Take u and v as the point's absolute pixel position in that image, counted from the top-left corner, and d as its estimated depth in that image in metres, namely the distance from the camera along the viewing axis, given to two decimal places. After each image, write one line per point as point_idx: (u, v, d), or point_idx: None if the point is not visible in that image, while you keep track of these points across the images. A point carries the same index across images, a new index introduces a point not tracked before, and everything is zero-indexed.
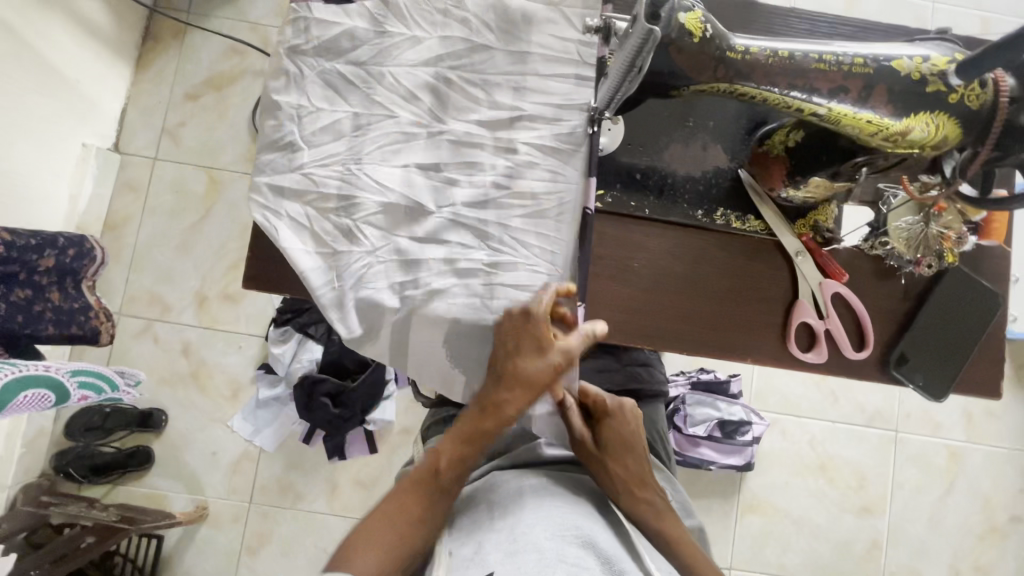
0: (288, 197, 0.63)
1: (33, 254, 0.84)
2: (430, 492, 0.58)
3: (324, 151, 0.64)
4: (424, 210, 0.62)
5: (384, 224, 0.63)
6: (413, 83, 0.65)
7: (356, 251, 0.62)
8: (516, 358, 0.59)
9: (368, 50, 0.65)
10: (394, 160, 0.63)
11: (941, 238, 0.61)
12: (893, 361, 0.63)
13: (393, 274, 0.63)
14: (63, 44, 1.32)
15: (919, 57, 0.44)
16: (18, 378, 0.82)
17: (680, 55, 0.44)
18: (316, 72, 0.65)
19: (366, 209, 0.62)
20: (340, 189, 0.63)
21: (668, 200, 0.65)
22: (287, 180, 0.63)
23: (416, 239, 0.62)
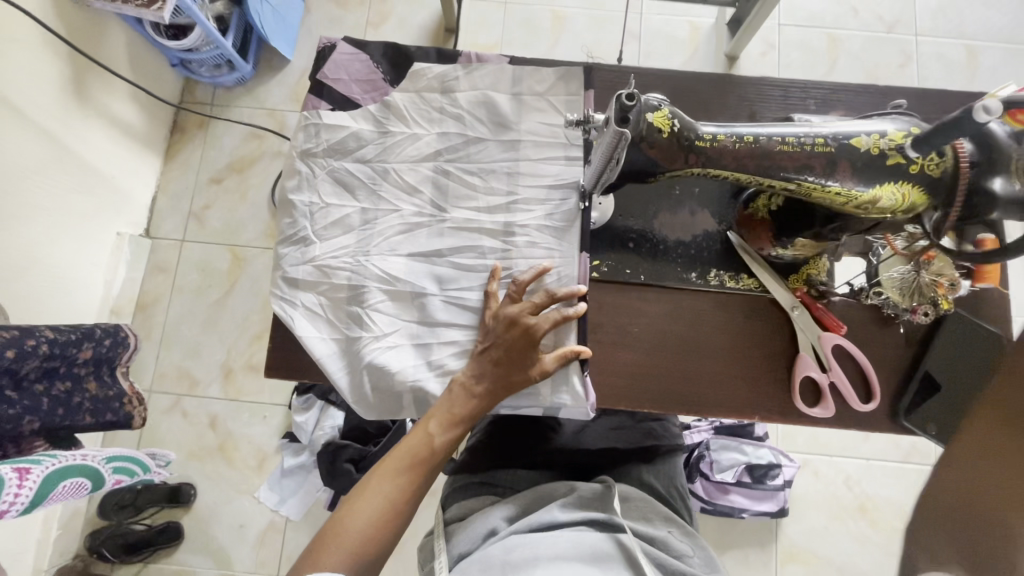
0: (305, 287, 0.69)
1: (73, 348, 0.90)
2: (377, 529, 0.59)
3: (335, 244, 0.70)
4: (429, 293, 0.69)
5: (394, 310, 0.68)
6: (415, 178, 0.72)
7: (370, 336, 0.67)
8: (462, 404, 0.63)
9: (373, 148, 0.72)
10: (398, 251, 0.70)
11: (935, 286, 0.62)
12: (903, 410, 0.63)
13: (408, 357, 0.67)
14: (100, 145, 1.44)
15: (875, 134, 0.47)
16: (59, 469, 0.86)
17: (652, 149, 0.47)
18: (326, 171, 0.72)
19: (375, 297, 0.68)
20: (349, 279, 0.69)
21: (661, 264, 0.68)
22: (302, 271, 0.69)
23: (427, 322, 0.68)
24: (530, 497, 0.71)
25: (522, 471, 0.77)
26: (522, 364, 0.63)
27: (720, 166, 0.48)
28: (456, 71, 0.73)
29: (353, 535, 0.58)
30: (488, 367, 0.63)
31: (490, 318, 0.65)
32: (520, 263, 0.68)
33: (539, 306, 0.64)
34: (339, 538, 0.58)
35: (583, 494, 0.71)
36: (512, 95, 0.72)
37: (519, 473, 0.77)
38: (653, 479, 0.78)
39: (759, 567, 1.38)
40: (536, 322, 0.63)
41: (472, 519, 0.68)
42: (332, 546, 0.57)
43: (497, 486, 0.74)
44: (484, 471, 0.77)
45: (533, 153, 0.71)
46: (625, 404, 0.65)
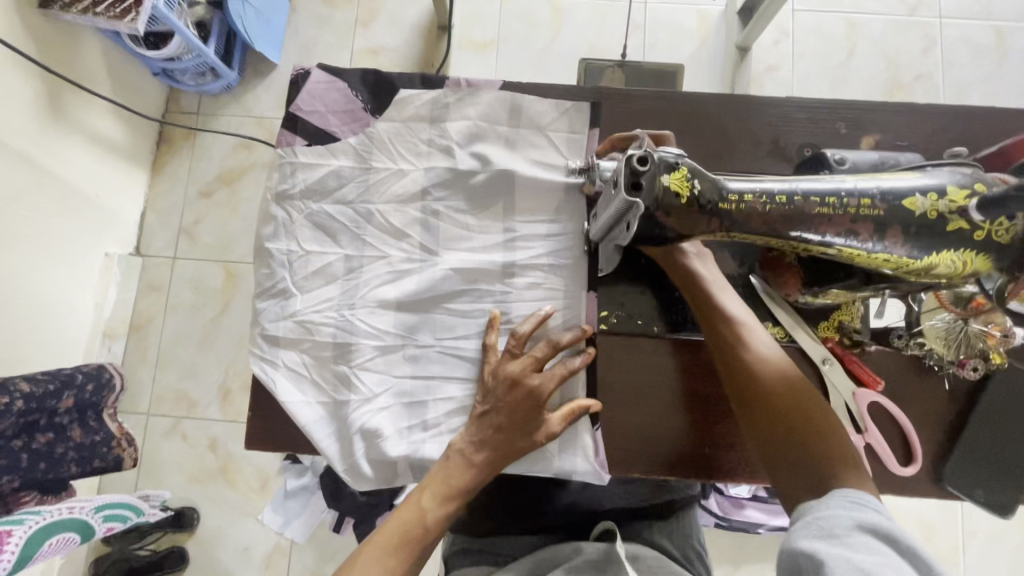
0: (286, 348, 0.63)
1: (52, 400, 0.85)
2: None
3: (318, 297, 0.64)
4: (421, 345, 0.63)
5: (383, 367, 0.63)
6: (402, 220, 0.65)
7: (359, 399, 0.62)
8: (459, 473, 0.57)
9: (354, 188, 0.65)
10: (385, 304, 0.63)
11: (985, 336, 0.55)
12: (947, 474, 0.57)
13: (401, 416, 0.62)
14: (82, 164, 1.38)
15: (933, 194, 0.40)
16: (43, 527, 0.82)
17: (669, 217, 0.41)
18: (305, 215, 0.65)
19: (362, 355, 0.63)
20: (334, 336, 0.63)
21: (676, 312, 0.62)
22: (281, 328, 0.63)
23: (421, 378, 0.62)
24: (535, 561, 0.67)
25: (524, 536, 0.74)
26: (526, 429, 0.57)
27: (748, 231, 0.42)
28: (447, 96, 0.66)
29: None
30: (488, 433, 0.57)
31: (488, 376, 0.60)
32: (521, 313, 0.63)
33: (542, 361, 0.58)
34: None
35: (589, 557, 0.66)
36: (508, 125, 0.65)
37: (521, 538, 0.73)
38: (666, 540, 0.74)
39: None
40: (539, 382, 0.57)
41: None
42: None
43: (498, 555, 0.72)
44: (484, 537, 0.74)
45: (531, 189, 0.64)
46: (640, 467, 0.60)
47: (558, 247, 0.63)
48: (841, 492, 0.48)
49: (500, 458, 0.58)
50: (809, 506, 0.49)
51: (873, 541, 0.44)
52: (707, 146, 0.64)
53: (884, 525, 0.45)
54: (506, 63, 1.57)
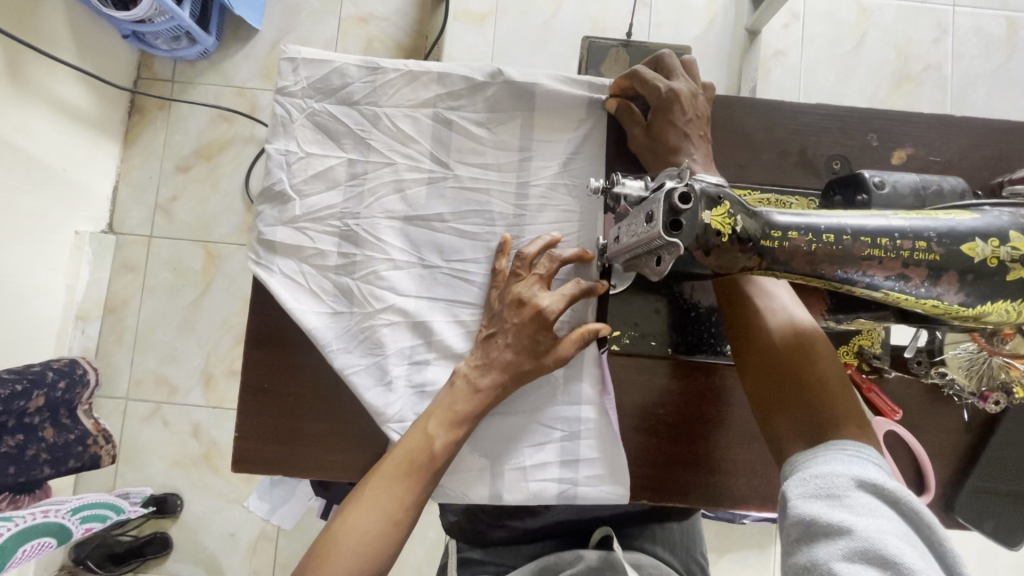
0: (299, 351, 0.56)
1: (21, 401, 0.80)
2: (382, 535, 0.49)
3: (318, 203, 0.57)
4: (428, 266, 0.57)
5: (388, 282, 0.57)
6: (412, 127, 0.58)
7: (362, 313, 0.56)
8: (464, 396, 0.52)
9: (361, 87, 0.58)
10: (388, 278, 0.56)
11: (1008, 368, 0.53)
12: (958, 506, 0.56)
13: (405, 310, 0.56)
14: (45, 136, 1.27)
15: (995, 239, 0.37)
16: (16, 534, 0.77)
17: (706, 257, 0.37)
18: (305, 114, 0.57)
19: (370, 267, 0.57)
20: (339, 246, 0.57)
21: (693, 333, 0.58)
22: (281, 233, 0.56)
23: (426, 297, 0.57)
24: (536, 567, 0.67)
25: (522, 545, 0.72)
26: (537, 351, 0.53)
27: (789, 271, 0.38)
28: None
29: (344, 557, 0.48)
30: (496, 355, 0.53)
31: (495, 295, 0.55)
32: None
33: (548, 278, 0.54)
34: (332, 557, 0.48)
35: (590, 563, 0.65)
36: None
37: (519, 548, 0.72)
38: (666, 551, 0.73)
39: (758, 569, 1.42)
40: (548, 301, 0.53)
41: None
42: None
43: (499, 564, 0.70)
44: (484, 546, 0.72)
45: (547, 116, 0.59)
46: (651, 495, 0.58)
47: (570, 167, 0.59)
48: (838, 445, 0.42)
49: (509, 378, 0.53)
50: (804, 458, 0.44)
51: (874, 501, 0.40)
52: (736, 145, 0.60)
53: (885, 482, 0.40)
54: (505, 37, 1.48)
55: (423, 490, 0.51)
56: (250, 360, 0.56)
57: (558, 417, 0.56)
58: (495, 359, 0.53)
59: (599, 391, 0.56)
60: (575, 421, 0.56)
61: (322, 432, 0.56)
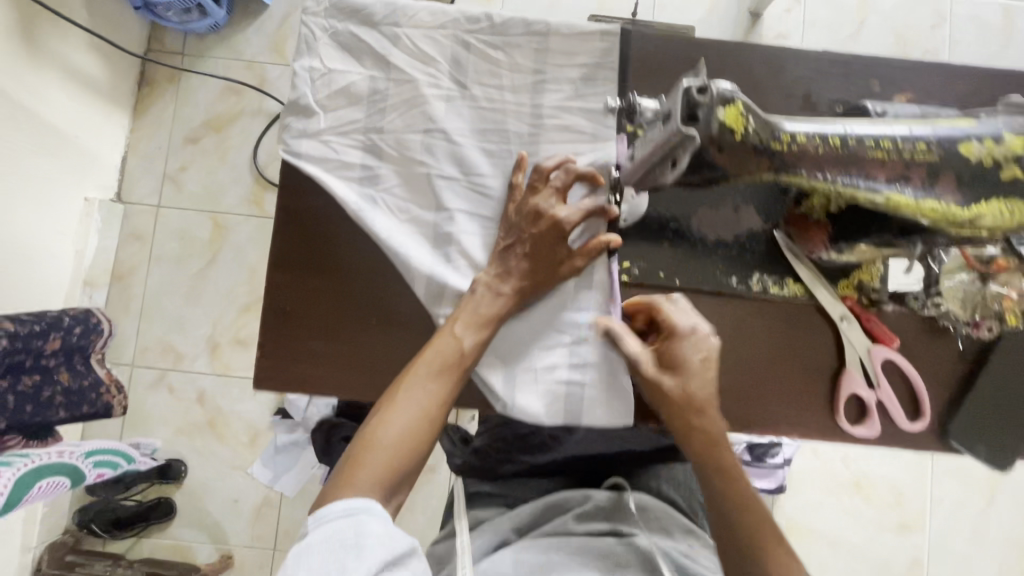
0: (320, 276, 0.59)
1: (38, 340, 0.82)
2: (419, 432, 0.51)
3: (341, 118, 0.59)
4: (445, 178, 0.59)
5: (406, 195, 0.59)
6: (432, 47, 0.60)
7: (382, 219, 0.58)
8: (486, 303, 0.55)
9: (382, 7, 0.60)
10: (406, 193, 0.59)
11: (1001, 298, 0.57)
12: (953, 430, 0.58)
13: (428, 219, 0.59)
14: (58, 103, 1.27)
15: (990, 140, 0.39)
16: (33, 470, 0.79)
17: (721, 154, 0.39)
18: (328, 33, 0.60)
19: (390, 180, 0.59)
20: (363, 159, 0.59)
21: (698, 267, 0.61)
22: (305, 146, 0.59)
23: (441, 208, 0.59)
24: (546, 501, 0.71)
25: (530, 480, 0.74)
26: (553, 260, 0.56)
27: (797, 174, 0.40)
28: None
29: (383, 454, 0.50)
30: (515, 265, 0.56)
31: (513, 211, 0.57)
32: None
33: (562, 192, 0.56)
34: (371, 451, 0.49)
35: (599, 502, 0.69)
36: None
37: (529, 481, 0.74)
38: (673, 491, 0.76)
39: None
40: (564, 213, 0.55)
41: (480, 532, 0.68)
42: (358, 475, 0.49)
43: (507, 497, 0.73)
44: (495, 481, 0.74)
45: (561, 51, 0.61)
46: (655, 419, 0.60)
47: (584, 92, 0.61)
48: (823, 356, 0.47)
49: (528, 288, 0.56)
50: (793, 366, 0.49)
51: None
52: (742, 82, 0.63)
53: None
54: None
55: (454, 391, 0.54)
56: (272, 282, 0.58)
57: (570, 323, 0.58)
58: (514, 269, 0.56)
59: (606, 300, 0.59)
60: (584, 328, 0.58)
61: (343, 353, 0.59)
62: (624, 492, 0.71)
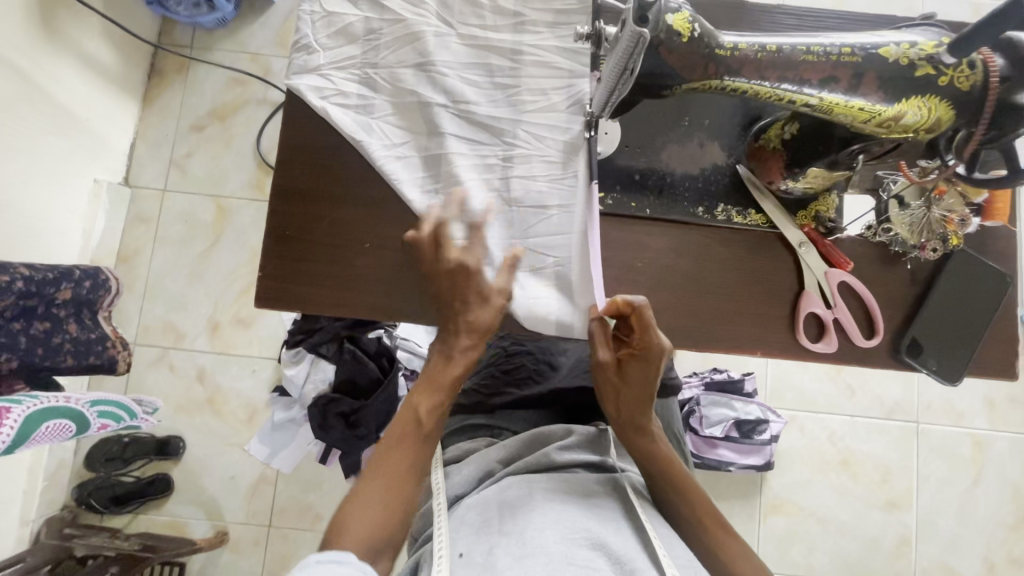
0: (318, 201, 0.64)
1: (50, 288, 0.86)
2: (395, 501, 0.52)
3: (339, 54, 0.65)
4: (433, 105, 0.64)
5: (397, 123, 0.64)
6: None
7: (377, 143, 0.64)
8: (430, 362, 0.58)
9: None
10: (398, 120, 0.64)
11: (945, 222, 0.61)
12: (904, 348, 0.63)
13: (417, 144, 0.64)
14: (72, 85, 1.34)
15: (906, 44, 0.45)
16: (41, 410, 0.82)
17: (670, 56, 0.45)
18: None
19: (382, 109, 0.64)
20: (359, 90, 0.65)
21: (669, 198, 0.65)
22: (307, 79, 0.64)
23: (431, 133, 0.64)
24: (524, 440, 0.72)
25: (517, 411, 0.79)
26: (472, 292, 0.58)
27: (741, 78, 0.46)
28: None
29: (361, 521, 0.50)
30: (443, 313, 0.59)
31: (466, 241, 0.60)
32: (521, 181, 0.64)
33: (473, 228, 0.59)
34: (349, 520, 0.50)
35: (581, 436, 0.73)
36: None
37: (515, 413, 0.79)
38: None
39: (744, 517, 1.48)
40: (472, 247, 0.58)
41: (466, 463, 0.70)
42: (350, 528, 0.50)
43: (497, 428, 0.77)
44: (485, 413, 0.79)
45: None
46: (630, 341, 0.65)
47: (561, 33, 0.65)
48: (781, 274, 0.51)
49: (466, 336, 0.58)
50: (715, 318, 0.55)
51: None
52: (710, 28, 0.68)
53: None
54: None
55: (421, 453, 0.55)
56: (275, 207, 0.63)
57: (548, 243, 0.63)
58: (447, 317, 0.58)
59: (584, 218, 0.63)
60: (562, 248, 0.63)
61: (339, 271, 0.63)
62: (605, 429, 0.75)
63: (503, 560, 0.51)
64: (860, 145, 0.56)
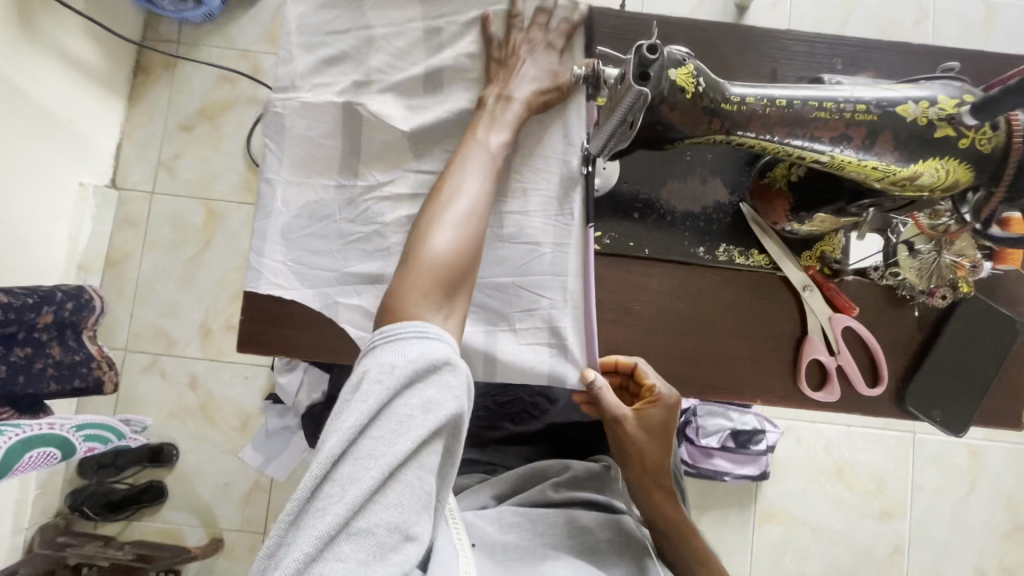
0: (305, 240, 0.61)
1: (31, 313, 0.84)
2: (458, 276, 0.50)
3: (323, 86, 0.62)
4: (433, 141, 0.62)
5: (387, 158, 0.62)
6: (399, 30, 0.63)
7: (364, 186, 0.62)
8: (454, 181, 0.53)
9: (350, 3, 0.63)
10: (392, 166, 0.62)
11: (955, 268, 0.59)
12: (908, 396, 0.61)
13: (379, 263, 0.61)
14: (54, 87, 1.29)
15: (925, 101, 0.42)
16: (23, 439, 0.80)
17: (672, 113, 0.42)
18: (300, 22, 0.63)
19: (371, 143, 0.62)
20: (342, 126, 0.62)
21: (669, 237, 0.63)
22: (289, 119, 0.62)
23: (424, 171, 0.62)
24: (520, 475, 0.72)
25: (512, 446, 0.78)
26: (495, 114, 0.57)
27: (747, 133, 0.44)
28: None
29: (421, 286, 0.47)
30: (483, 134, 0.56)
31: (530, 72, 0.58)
32: (514, 217, 0.61)
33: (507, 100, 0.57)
34: (416, 276, 0.48)
35: (577, 473, 0.71)
36: None
37: (508, 448, 0.78)
38: None
39: (738, 525, 1.48)
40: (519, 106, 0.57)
41: (462, 496, 0.69)
42: (407, 303, 0.46)
43: (491, 463, 0.76)
44: (479, 447, 0.77)
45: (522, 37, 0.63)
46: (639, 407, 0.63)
47: None
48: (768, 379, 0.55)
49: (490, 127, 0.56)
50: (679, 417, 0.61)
51: None
52: (717, 55, 0.64)
53: None
54: None
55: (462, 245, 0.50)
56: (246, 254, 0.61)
57: (543, 287, 0.61)
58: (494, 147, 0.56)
59: (581, 263, 0.61)
60: (559, 292, 0.61)
61: (316, 317, 0.62)
62: (607, 467, 0.74)
63: None
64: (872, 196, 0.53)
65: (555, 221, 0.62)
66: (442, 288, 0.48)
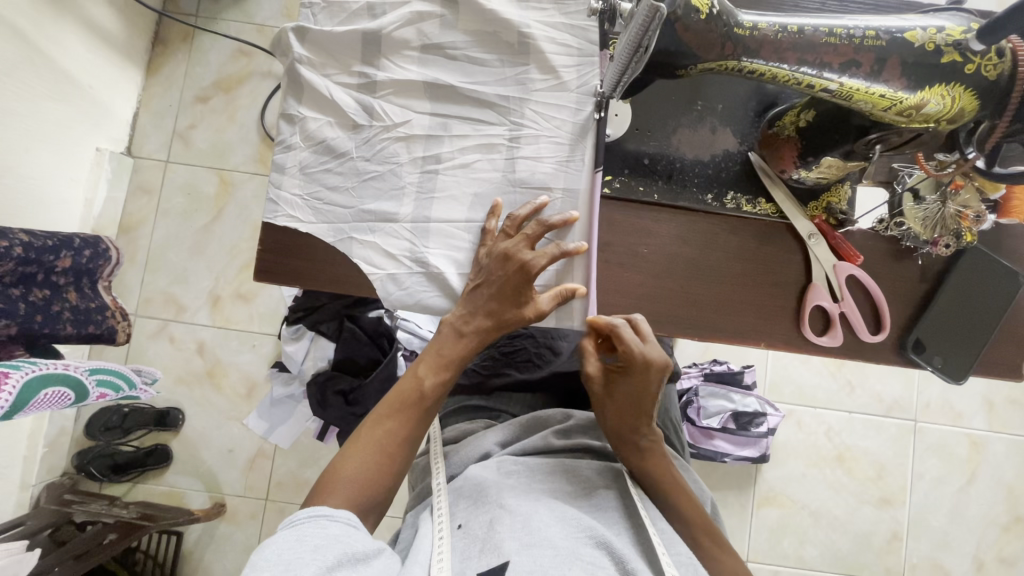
0: (322, 177, 0.63)
1: (50, 254, 0.85)
2: (418, 413, 0.59)
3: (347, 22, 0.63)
4: (445, 84, 0.63)
5: (404, 100, 0.64)
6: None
7: (380, 127, 0.63)
8: (438, 343, 0.60)
9: None
10: (410, 107, 0.64)
11: (959, 218, 0.60)
12: (910, 346, 0.62)
13: (394, 203, 0.63)
14: (77, 52, 1.31)
15: (932, 28, 0.45)
16: (40, 375, 0.82)
17: (686, 33, 0.44)
18: None
19: (387, 86, 0.63)
20: (360, 67, 0.64)
21: (678, 185, 0.64)
22: (309, 54, 0.63)
23: (439, 116, 0.64)
24: (522, 424, 0.72)
25: (515, 394, 0.80)
26: (516, 297, 0.59)
27: (758, 59, 0.46)
28: None
29: (350, 485, 0.55)
30: (479, 303, 0.60)
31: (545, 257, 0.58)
32: (526, 162, 0.63)
33: (534, 239, 0.59)
34: (342, 481, 0.55)
35: (579, 422, 0.73)
36: None
37: (511, 395, 0.80)
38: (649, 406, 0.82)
39: (737, 507, 1.49)
40: (531, 258, 0.58)
41: (466, 445, 0.70)
42: (331, 493, 0.55)
43: (493, 409, 0.78)
44: (483, 395, 0.79)
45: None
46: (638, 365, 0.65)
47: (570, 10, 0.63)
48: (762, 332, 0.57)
49: (492, 283, 0.59)
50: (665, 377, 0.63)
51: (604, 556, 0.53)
52: None
53: None
54: None
55: (418, 419, 0.59)
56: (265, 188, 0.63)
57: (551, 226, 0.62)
58: (493, 325, 0.60)
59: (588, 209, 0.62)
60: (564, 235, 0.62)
61: (332, 255, 0.64)
62: None
63: (507, 541, 0.52)
64: (878, 134, 0.54)
65: (567, 165, 0.63)
66: (372, 481, 0.56)
